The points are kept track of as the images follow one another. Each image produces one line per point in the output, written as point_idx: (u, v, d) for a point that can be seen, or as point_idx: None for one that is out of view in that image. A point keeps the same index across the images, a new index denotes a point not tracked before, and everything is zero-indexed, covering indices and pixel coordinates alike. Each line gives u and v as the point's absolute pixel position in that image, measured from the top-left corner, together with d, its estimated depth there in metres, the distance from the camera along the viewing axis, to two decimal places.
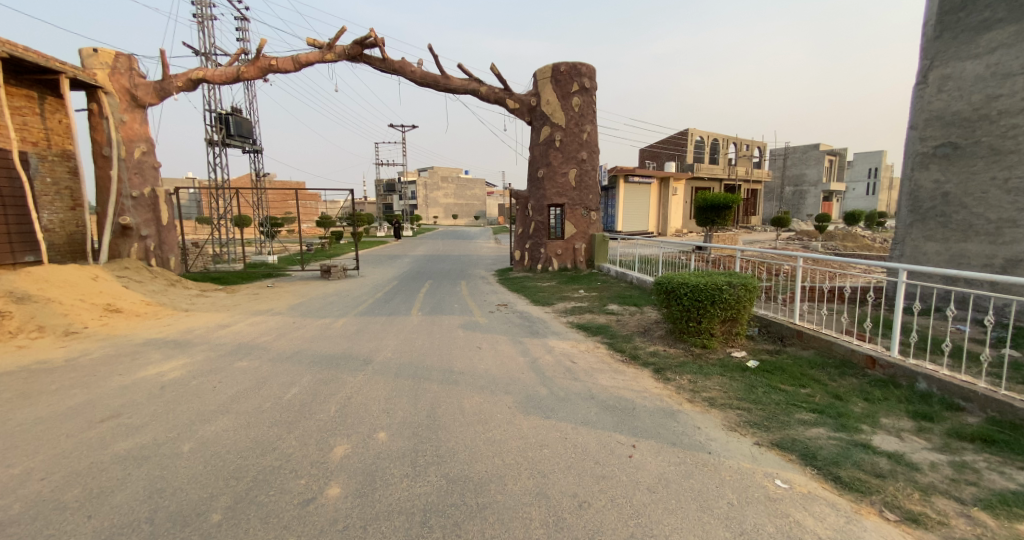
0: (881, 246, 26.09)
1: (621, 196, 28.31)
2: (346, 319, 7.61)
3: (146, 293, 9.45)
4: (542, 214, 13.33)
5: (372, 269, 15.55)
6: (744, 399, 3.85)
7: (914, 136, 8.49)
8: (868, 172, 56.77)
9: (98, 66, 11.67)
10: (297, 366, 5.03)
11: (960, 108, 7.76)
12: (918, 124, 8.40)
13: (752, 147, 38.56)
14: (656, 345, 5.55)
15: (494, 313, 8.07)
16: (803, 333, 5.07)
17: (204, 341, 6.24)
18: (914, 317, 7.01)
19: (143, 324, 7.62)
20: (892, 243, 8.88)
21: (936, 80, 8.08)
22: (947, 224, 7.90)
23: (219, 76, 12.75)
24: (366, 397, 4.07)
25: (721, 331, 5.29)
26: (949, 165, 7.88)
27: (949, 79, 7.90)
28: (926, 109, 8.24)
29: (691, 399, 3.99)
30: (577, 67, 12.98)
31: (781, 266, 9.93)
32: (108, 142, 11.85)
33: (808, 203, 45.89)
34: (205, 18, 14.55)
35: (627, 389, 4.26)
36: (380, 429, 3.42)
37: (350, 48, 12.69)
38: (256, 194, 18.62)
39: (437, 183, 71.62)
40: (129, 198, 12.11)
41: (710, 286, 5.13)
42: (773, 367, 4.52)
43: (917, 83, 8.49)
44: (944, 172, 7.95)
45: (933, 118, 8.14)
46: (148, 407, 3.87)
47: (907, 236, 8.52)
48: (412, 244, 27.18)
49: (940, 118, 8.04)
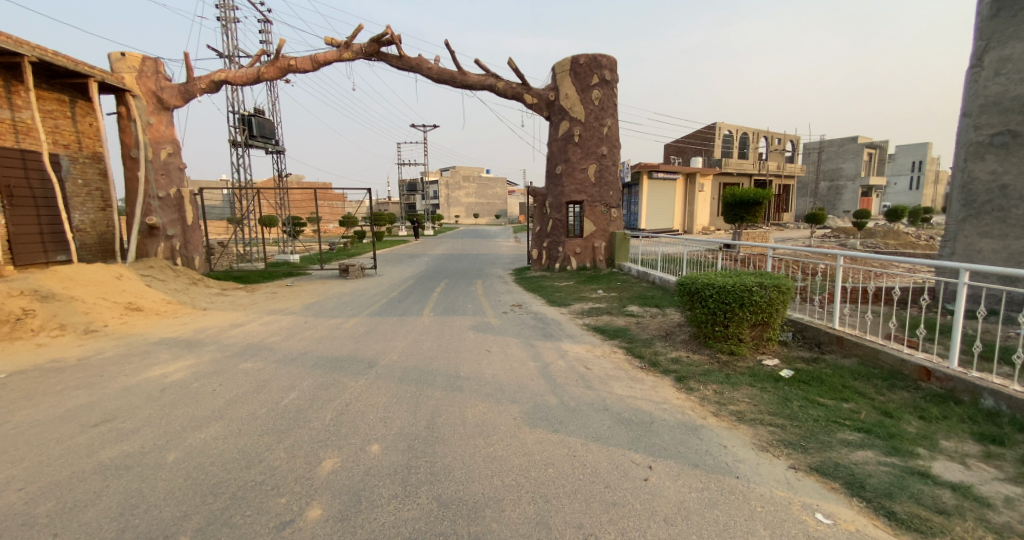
0: (927, 243, 24.59)
1: (646, 193, 27.58)
2: (358, 319, 7.44)
3: (168, 292, 9.55)
4: (561, 211, 12.97)
5: (390, 268, 15.49)
6: (777, 414, 3.45)
7: (967, 124, 7.78)
8: (912, 166, 53.93)
9: (126, 70, 11.97)
10: (301, 368, 4.86)
11: (1020, 93, 7.04)
12: (972, 111, 7.67)
13: (784, 141, 37.06)
14: (678, 351, 5.15)
15: (508, 314, 7.79)
16: (843, 339, 4.61)
17: (213, 341, 6.17)
18: (969, 322, 6.38)
19: (161, 322, 7.63)
20: (942, 239, 8.15)
21: (993, 63, 7.37)
22: (1007, 220, 7.18)
23: (240, 78, 12.96)
24: (364, 404, 3.84)
25: (751, 337, 4.86)
26: (1007, 155, 7.17)
27: (1008, 62, 7.19)
28: (981, 95, 7.53)
29: (717, 413, 3.60)
30: (597, 59, 12.54)
31: (816, 265, 9.31)
32: (136, 144, 12.16)
33: (845, 199, 43.85)
34: (228, 21, 14.77)
35: (645, 400, 3.90)
36: (374, 440, 3.18)
37: (368, 46, 12.63)
38: (279, 194, 18.86)
39: (460, 182, 71.89)
40: (155, 198, 12.36)
41: (738, 287, 4.71)
42: (809, 377, 4.07)
43: (971, 66, 7.77)
44: (1002, 163, 7.23)
45: (990, 104, 7.41)
46: (143, 411, 3.74)
47: (959, 232, 7.79)
48: (433, 244, 27.19)
49: (997, 104, 7.32)
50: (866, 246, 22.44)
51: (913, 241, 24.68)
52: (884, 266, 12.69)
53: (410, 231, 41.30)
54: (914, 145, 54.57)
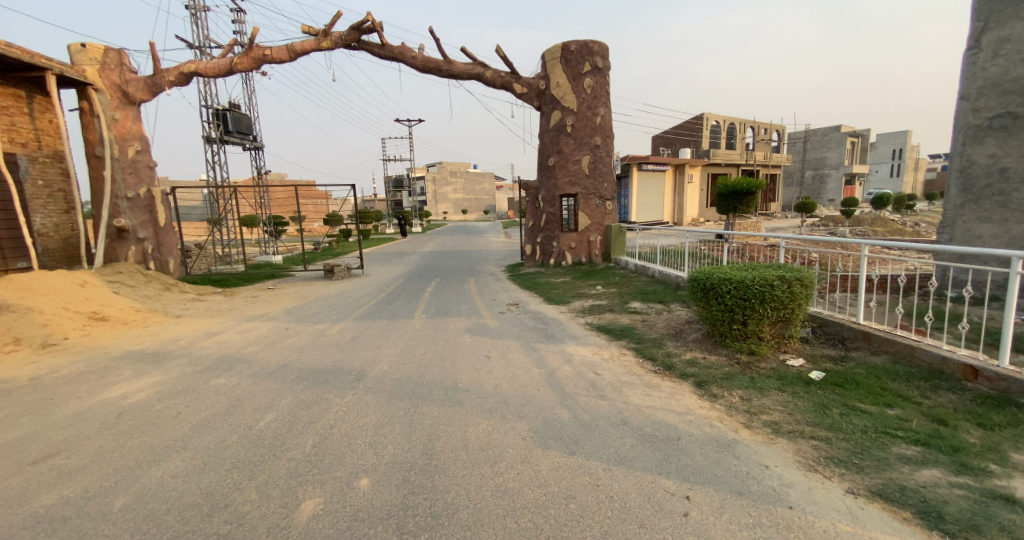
0: (913, 230, 24.84)
1: (635, 185, 27.29)
2: (344, 324, 6.93)
3: (137, 299, 8.89)
4: (554, 204, 12.54)
5: (378, 267, 14.90)
6: (818, 424, 3.07)
7: (965, 107, 7.54)
8: (893, 154, 54.66)
9: (87, 62, 11.23)
10: (279, 384, 4.35)
11: (1021, 74, 6.80)
12: (970, 93, 7.44)
13: (770, 131, 37.12)
14: (693, 352, 4.77)
15: (505, 314, 7.35)
16: (871, 335, 4.28)
17: (184, 354, 5.60)
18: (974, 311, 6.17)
19: (128, 333, 7.02)
20: (940, 225, 7.92)
21: (992, 44, 7.12)
22: (1007, 204, 6.94)
23: (212, 69, 12.23)
24: (352, 425, 3.38)
25: (771, 335, 4.50)
26: (1008, 138, 6.94)
27: (1008, 42, 6.94)
28: (981, 77, 7.28)
29: (750, 424, 3.21)
30: (589, 46, 12.09)
31: (812, 255, 9.07)
32: (101, 142, 11.41)
33: (829, 188, 44.26)
34: (198, 9, 13.96)
35: (666, 411, 3.51)
36: (362, 474, 2.72)
37: (348, 34, 12.04)
38: (259, 193, 18.09)
39: (446, 177, 71.10)
40: (124, 199, 11.65)
41: (758, 281, 4.35)
42: (842, 379, 3.71)
43: (968, 48, 7.52)
44: (1002, 146, 7.00)
45: (988, 86, 7.18)
46: (93, 442, 3.21)
47: (958, 218, 7.55)
48: (420, 241, 26.62)
49: (996, 86, 7.08)
50: (855, 234, 22.48)
51: (900, 228, 24.85)
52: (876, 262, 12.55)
53: (397, 228, 40.52)
54: (895, 133, 55.30)
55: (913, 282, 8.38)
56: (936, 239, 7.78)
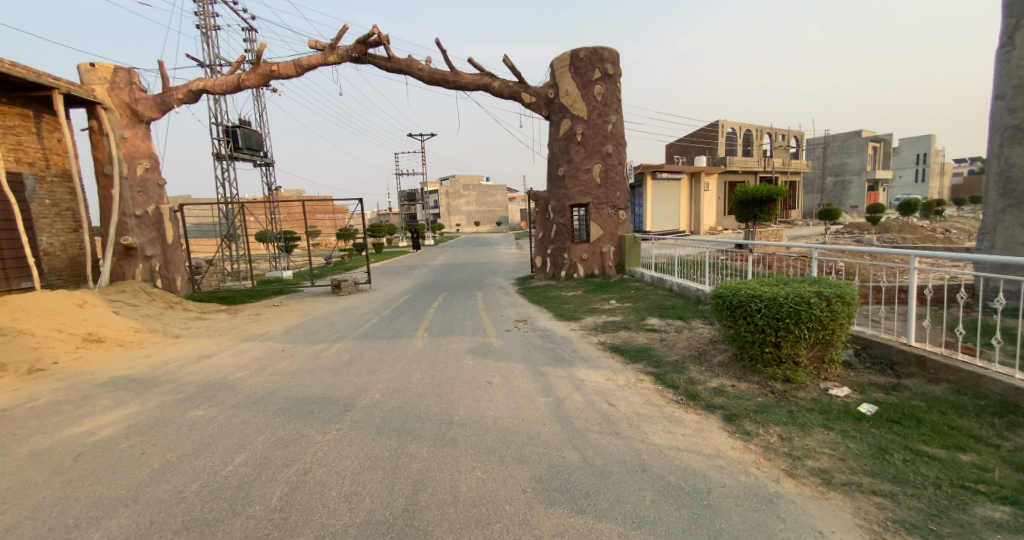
0: (945, 237, 23.69)
1: (650, 194, 26.69)
2: (342, 345, 6.56)
3: (137, 318, 8.69)
4: (565, 215, 12.12)
5: (386, 281, 14.59)
6: (878, 476, 2.53)
7: (1000, 107, 6.99)
8: (917, 159, 53.12)
9: (97, 82, 11.31)
10: (259, 417, 3.96)
11: None
12: (1005, 93, 6.89)
13: (788, 138, 36.33)
14: (720, 378, 4.25)
15: (512, 332, 6.91)
16: (926, 360, 3.71)
17: (170, 380, 5.27)
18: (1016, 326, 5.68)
19: (120, 356, 6.76)
20: (978, 232, 7.30)
21: None
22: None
23: (219, 86, 12.17)
24: (328, 471, 2.96)
25: (809, 359, 3.97)
26: None
27: None
28: (1016, 75, 6.73)
29: (793, 472, 2.69)
30: (599, 52, 11.77)
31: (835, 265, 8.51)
32: (109, 160, 11.42)
33: (851, 194, 43.05)
34: (209, 28, 14.05)
35: (691, 453, 3.01)
36: (328, 538, 2.30)
37: (354, 47, 11.93)
38: (270, 208, 18.05)
39: (460, 190, 71.45)
40: (132, 217, 11.60)
41: (792, 299, 3.84)
42: (900, 414, 3.16)
43: (1001, 45, 6.98)
44: None
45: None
46: (37, 492, 2.85)
47: (998, 224, 6.96)
48: (432, 254, 26.44)
49: None
50: (881, 242, 21.58)
51: (930, 234, 23.81)
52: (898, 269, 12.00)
53: (409, 241, 40.55)
54: (918, 137, 53.76)
55: (948, 292, 7.79)
56: (975, 247, 7.17)
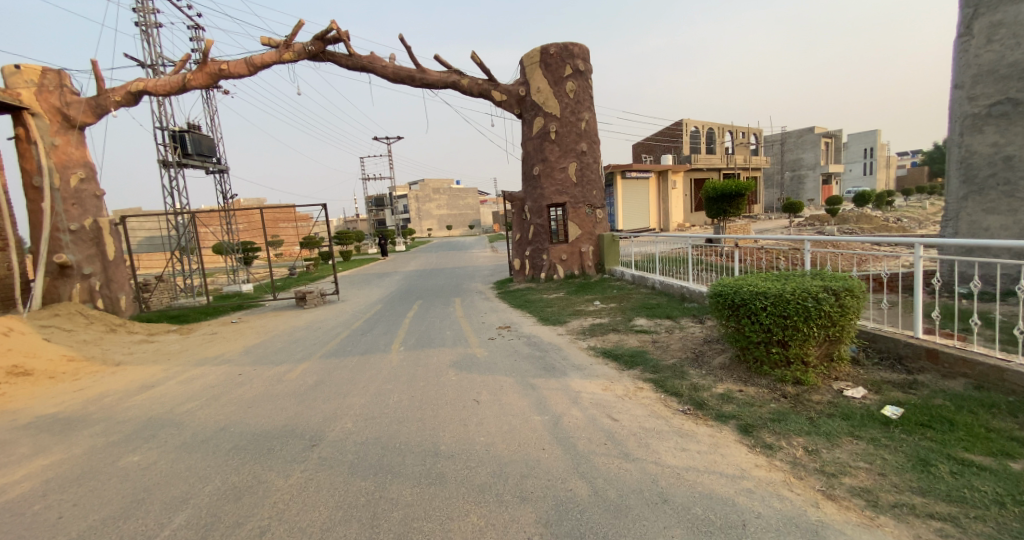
0: (898, 226, 24.79)
1: (620, 193, 26.77)
2: (309, 365, 5.95)
3: (72, 345, 7.76)
4: (540, 215, 11.77)
5: (355, 291, 13.85)
6: (930, 495, 2.24)
7: (959, 97, 7.06)
8: (865, 153, 55.90)
9: (22, 85, 10.18)
10: (208, 461, 3.37)
11: (1018, 58, 6.31)
12: (964, 82, 6.96)
13: (748, 135, 37.43)
14: (725, 382, 3.94)
15: (495, 341, 6.47)
16: (938, 353, 3.50)
17: (105, 417, 4.58)
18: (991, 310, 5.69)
19: (50, 390, 5.92)
20: (942, 220, 7.37)
21: (984, 30, 6.65)
22: (1014, 193, 6.41)
23: (162, 86, 11.22)
24: (290, 529, 2.46)
25: (819, 358, 3.70)
26: (1010, 125, 6.43)
27: (1002, 26, 6.46)
28: (974, 64, 6.80)
29: (831, 493, 2.38)
30: (569, 48, 11.51)
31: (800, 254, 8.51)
32: (38, 170, 10.29)
33: (807, 188, 44.78)
34: (150, 26, 13.00)
35: (713, 475, 2.66)
36: None
37: (311, 44, 11.23)
38: (226, 218, 16.92)
39: (428, 195, 70.45)
40: (66, 232, 10.50)
41: (800, 294, 3.56)
42: (930, 417, 2.91)
43: (959, 36, 7.06)
44: (1004, 133, 6.49)
45: (983, 73, 6.70)
46: None
47: (961, 211, 7.03)
48: (403, 260, 25.66)
49: (992, 72, 6.60)
50: (841, 232, 22.33)
51: (885, 224, 24.89)
52: (862, 258, 12.29)
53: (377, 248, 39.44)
54: (866, 132, 56.58)
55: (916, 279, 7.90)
56: (941, 234, 7.23)
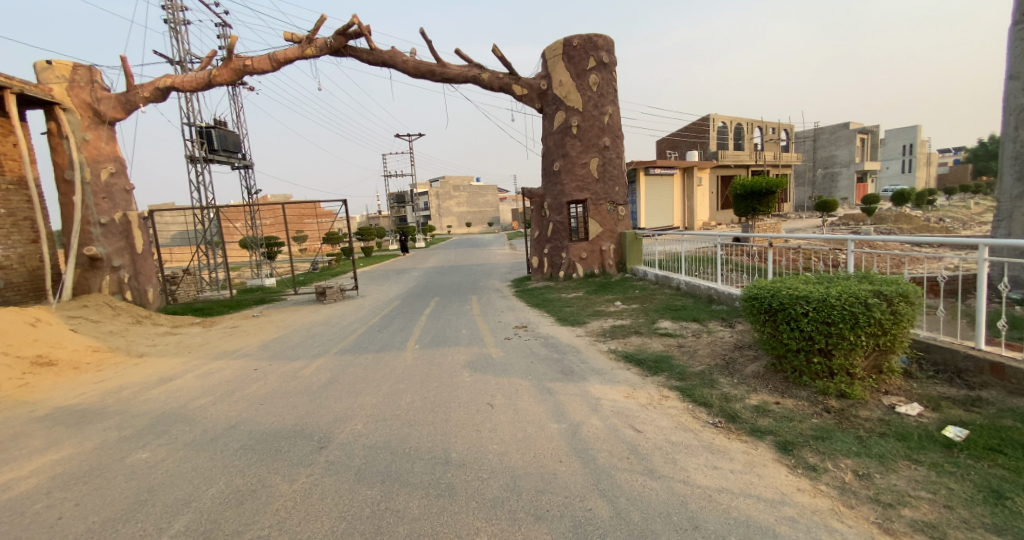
0: (940, 226, 23.53)
1: (644, 190, 26.18)
2: (324, 361, 5.86)
3: (98, 336, 7.90)
4: (561, 212, 11.50)
5: (373, 287, 13.86)
6: (1010, 535, 1.93)
7: (1014, 87, 6.48)
8: (903, 149, 53.45)
9: (54, 80, 10.46)
10: (214, 461, 3.27)
11: None
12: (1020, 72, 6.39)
13: (778, 131, 36.15)
14: (759, 392, 3.64)
15: (512, 341, 6.27)
16: (1005, 368, 3.13)
17: (120, 411, 4.57)
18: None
19: (73, 381, 6.00)
20: (993, 220, 6.81)
21: None
22: None
23: (188, 82, 11.39)
24: None
25: (866, 369, 3.37)
26: None
27: None
28: None
29: (889, 527, 2.09)
30: (593, 39, 11.18)
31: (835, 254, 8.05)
32: (70, 165, 10.56)
33: (841, 187, 43.07)
34: (178, 23, 13.22)
35: (749, 499, 2.40)
36: None
37: (333, 39, 11.22)
38: (250, 213, 17.19)
39: (449, 192, 70.72)
40: (97, 225, 10.77)
41: (846, 299, 3.24)
42: (999, 441, 2.57)
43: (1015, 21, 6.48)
44: None
45: None
46: None
47: (1016, 210, 6.45)
48: (422, 256, 25.72)
49: None
50: (878, 232, 21.28)
51: (926, 224, 23.65)
52: (903, 260, 11.59)
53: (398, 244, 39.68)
54: (904, 128, 54.08)
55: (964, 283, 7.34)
56: (992, 235, 6.68)
